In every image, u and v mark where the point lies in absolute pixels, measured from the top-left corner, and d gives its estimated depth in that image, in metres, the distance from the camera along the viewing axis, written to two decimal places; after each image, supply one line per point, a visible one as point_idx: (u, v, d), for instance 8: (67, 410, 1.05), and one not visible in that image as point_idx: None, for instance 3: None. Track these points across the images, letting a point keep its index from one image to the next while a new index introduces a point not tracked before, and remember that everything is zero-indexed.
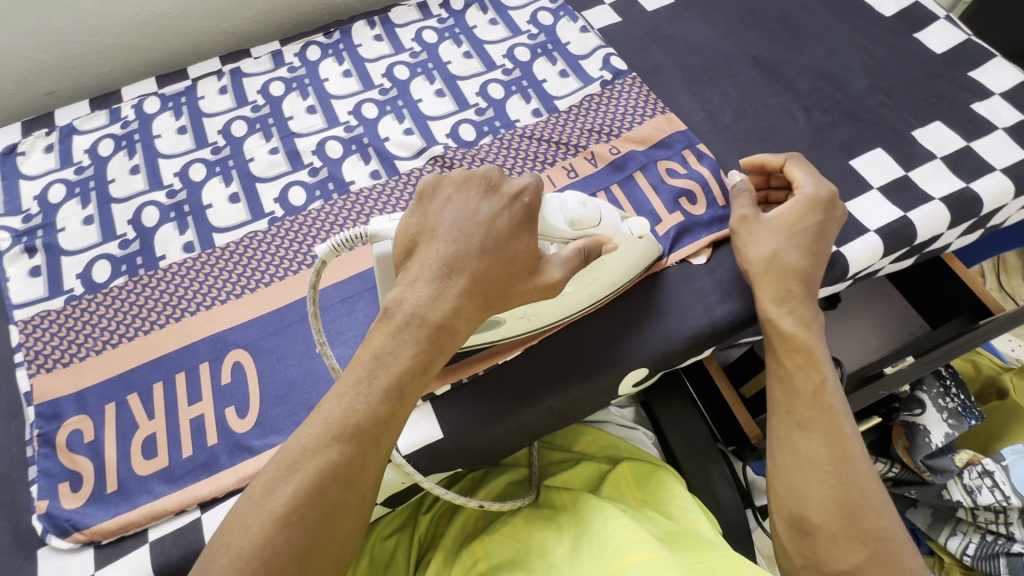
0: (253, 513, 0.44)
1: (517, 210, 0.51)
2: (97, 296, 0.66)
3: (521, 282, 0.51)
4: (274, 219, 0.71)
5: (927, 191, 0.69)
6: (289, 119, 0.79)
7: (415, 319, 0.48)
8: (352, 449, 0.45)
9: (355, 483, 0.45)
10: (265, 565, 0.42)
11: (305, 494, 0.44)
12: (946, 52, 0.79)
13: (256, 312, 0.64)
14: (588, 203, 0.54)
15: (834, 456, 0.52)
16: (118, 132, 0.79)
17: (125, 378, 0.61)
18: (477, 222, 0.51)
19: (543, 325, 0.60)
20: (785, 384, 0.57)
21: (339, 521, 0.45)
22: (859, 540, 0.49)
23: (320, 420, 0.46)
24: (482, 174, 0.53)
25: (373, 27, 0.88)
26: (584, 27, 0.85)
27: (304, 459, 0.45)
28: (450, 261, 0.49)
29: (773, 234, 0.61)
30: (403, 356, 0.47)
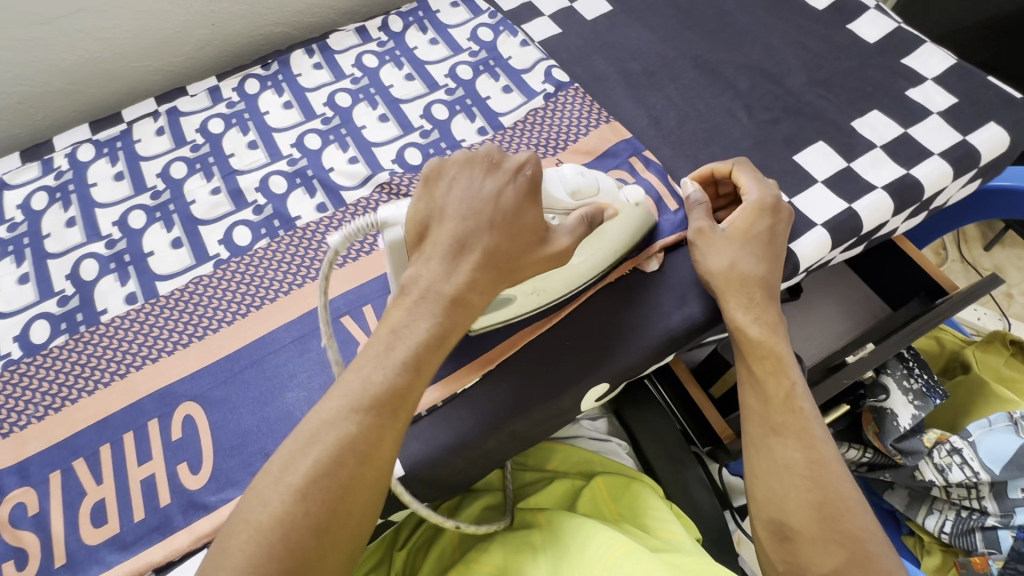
0: (273, 488, 0.44)
1: (520, 184, 0.52)
2: (37, 358, 0.63)
3: (532, 253, 0.52)
4: (220, 262, 0.69)
5: (869, 180, 0.70)
6: (230, 156, 0.77)
7: (431, 295, 0.49)
8: (369, 421, 0.45)
9: (375, 457, 0.45)
10: (284, 539, 0.42)
11: (325, 466, 0.44)
12: (878, 41, 0.80)
13: (205, 361, 0.62)
14: (585, 173, 0.57)
15: (810, 461, 0.53)
16: (52, 184, 0.76)
17: (70, 444, 0.58)
18: (483, 200, 0.51)
19: (554, 300, 0.62)
20: (757, 390, 0.58)
21: (356, 495, 0.45)
22: (837, 543, 0.50)
23: (338, 394, 0.46)
24: (484, 153, 0.53)
25: (312, 56, 0.86)
26: (524, 40, 0.85)
27: (321, 433, 0.45)
28: (460, 240, 0.50)
29: (729, 243, 0.61)
30: (419, 327, 0.48)
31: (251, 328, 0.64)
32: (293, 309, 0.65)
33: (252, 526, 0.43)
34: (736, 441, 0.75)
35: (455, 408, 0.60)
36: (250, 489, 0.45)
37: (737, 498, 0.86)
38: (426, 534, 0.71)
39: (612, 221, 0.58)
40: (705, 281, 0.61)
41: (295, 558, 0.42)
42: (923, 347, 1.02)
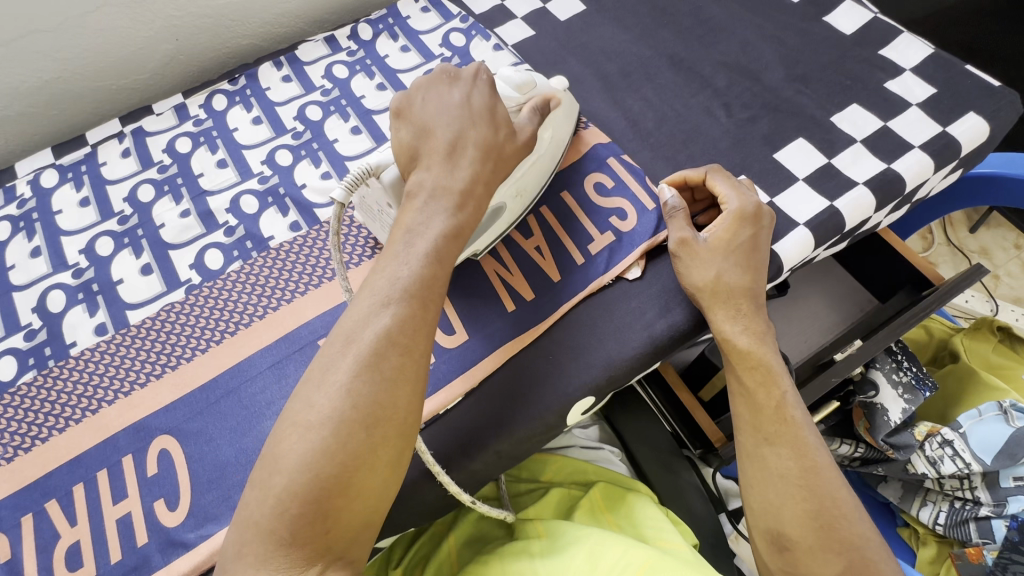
0: (318, 391, 0.44)
1: (483, 85, 0.57)
2: (5, 397, 0.61)
3: (512, 145, 0.56)
4: (192, 287, 0.67)
5: (851, 176, 0.69)
6: (199, 176, 0.75)
7: (440, 192, 0.52)
8: (403, 310, 0.46)
9: (412, 345, 0.45)
10: (334, 433, 0.42)
11: (366, 360, 0.44)
12: (855, 32, 0.79)
13: (180, 393, 0.60)
14: (520, 71, 0.60)
15: (804, 470, 0.52)
16: (15, 213, 0.74)
17: (41, 485, 0.56)
18: (455, 107, 0.55)
19: (532, 201, 0.68)
20: (749, 401, 0.57)
21: (399, 387, 0.44)
22: (835, 552, 0.49)
23: (368, 295, 0.47)
24: (440, 72, 0.58)
25: (280, 68, 0.84)
26: (497, 44, 0.83)
27: (358, 331, 0.45)
28: (452, 143, 0.53)
29: (714, 256, 0.60)
30: (435, 222, 0.50)
31: (228, 354, 0.62)
32: (268, 333, 0.63)
33: (304, 426, 0.43)
34: (728, 445, 0.74)
35: (438, 430, 0.58)
36: (286, 417, 0.44)
37: (732, 500, 0.85)
38: (421, 553, 0.70)
39: (557, 110, 0.64)
40: (692, 295, 0.60)
41: (346, 454, 0.42)
42: (912, 337, 1.01)
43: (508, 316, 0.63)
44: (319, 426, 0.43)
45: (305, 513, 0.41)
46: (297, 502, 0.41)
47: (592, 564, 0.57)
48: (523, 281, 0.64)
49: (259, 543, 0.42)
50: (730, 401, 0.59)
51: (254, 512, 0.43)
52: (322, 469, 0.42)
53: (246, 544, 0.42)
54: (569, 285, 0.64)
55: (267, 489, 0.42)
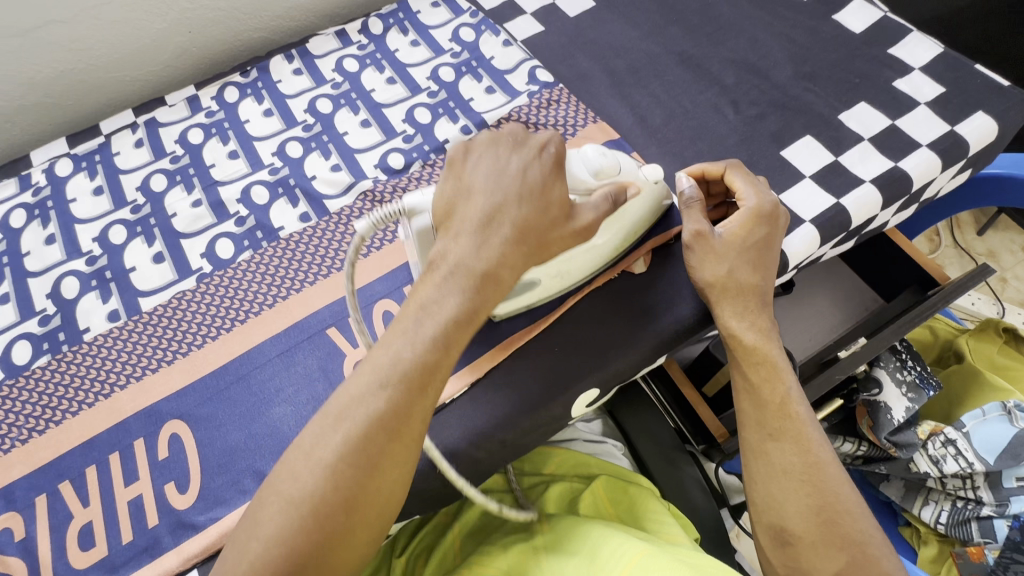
0: (304, 461, 0.44)
1: (546, 159, 0.53)
2: (19, 380, 0.63)
3: (558, 227, 0.52)
4: (203, 275, 0.68)
5: (858, 174, 0.69)
6: (211, 167, 0.76)
7: (461, 271, 0.49)
8: (400, 398, 0.45)
9: (404, 430, 0.45)
10: (313, 511, 0.43)
11: (354, 443, 0.44)
12: (865, 31, 0.79)
13: (190, 378, 0.61)
14: (608, 153, 0.56)
15: (807, 466, 0.53)
16: (30, 201, 0.75)
17: (55, 466, 0.58)
18: (510, 174, 0.52)
19: (574, 283, 0.63)
20: (752, 397, 0.57)
21: (386, 474, 0.45)
22: (837, 547, 0.50)
23: (368, 372, 0.46)
24: (508, 133, 0.55)
25: (292, 61, 0.85)
26: (507, 40, 0.83)
27: (351, 410, 0.45)
28: (489, 214, 0.50)
29: (727, 253, 0.59)
30: (448, 303, 0.48)
31: (237, 342, 0.63)
32: (277, 322, 0.64)
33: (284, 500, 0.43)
34: (730, 440, 0.75)
35: (443, 418, 0.59)
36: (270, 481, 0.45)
37: (733, 497, 0.85)
38: (424, 541, 0.70)
39: (634, 199, 0.58)
40: (702, 289, 0.61)
41: (322, 533, 0.43)
42: (917, 337, 1.01)
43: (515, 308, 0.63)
44: (298, 505, 0.43)
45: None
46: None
47: (594, 556, 0.57)
48: None
49: None
50: (734, 396, 0.59)
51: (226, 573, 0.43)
52: (297, 545, 0.42)
53: None
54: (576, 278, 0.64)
55: (243, 553, 0.42)
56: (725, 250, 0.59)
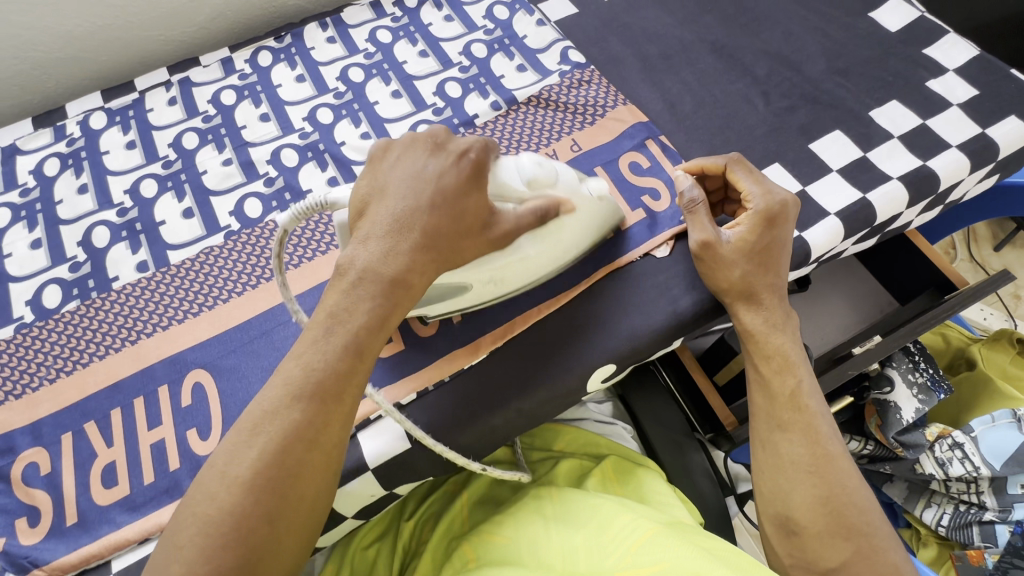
0: (219, 482, 0.44)
1: (462, 165, 0.50)
2: (49, 322, 0.64)
3: (473, 234, 0.49)
4: (230, 233, 0.69)
5: (886, 170, 0.69)
6: (242, 128, 0.77)
7: (368, 277, 0.47)
8: (313, 408, 0.45)
9: (320, 440, 0.45)
10: (235, 526, 0.42)
11: (271, 456, 0.44)
12: (900, 30, 0.80)
13: (215, 330, 0.63)
14: (545, 164, 0.53)
15: (816, 457, 0.54)
16: (64, 150, 0.76)
17: (81, 406, 0.59)
18: (425, 180, 0.50)
19: (512, 289, 0.61)
20: (763, 388, 0.58)
21: (306, 480, 0.45)
22: (843, 537, 0.51)
23: (279, 384, 0.46)
24: (427, 136, 0.52)
25: (326, 29, 0.85)
26: (540, 20, 0.84)
27: (265, 423, 0.44)
28: (400, 218, 0.48)
29: (737, 258, 0.59)
30: (360, 309, 0.47)
31: (262, 299, 0.64)
32: (303, 281, 0.65)
33: (197, 532, 0.42)
34: (739, 428, 0.75)
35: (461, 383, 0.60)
36: (184, 509, 0.44)
37: (742, 486, 0.85)
38: (432, 508, 0.71)
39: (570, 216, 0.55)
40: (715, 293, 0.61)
41: (249, 546, 0.42)
42: (929, 343, 1.01)
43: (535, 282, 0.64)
44: (216, 531, 0.42)
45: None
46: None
47: (604, 531, 0.58)
48: None
49: None
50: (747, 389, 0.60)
51: None
52: (222, 565, 0.41)
53: None
54: (597, 257, 0.65)
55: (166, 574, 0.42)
56: (721, 262, 0.59)
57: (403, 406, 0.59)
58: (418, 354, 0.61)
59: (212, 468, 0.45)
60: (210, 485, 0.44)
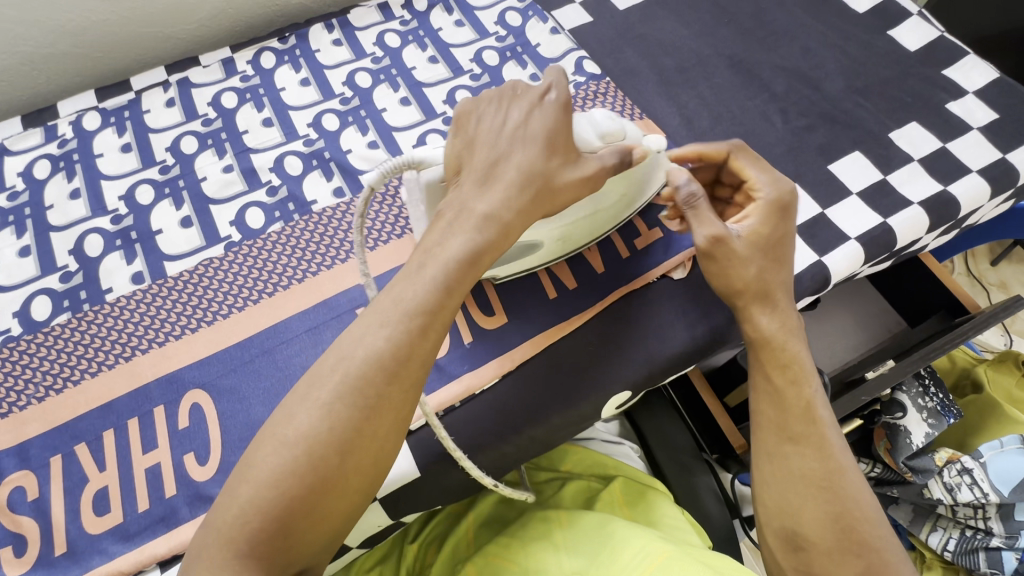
0: (301, 403, 0.41)
1: (549, 107, 0.49)
2: (38, 336, 0.61)
3: (563, 173, 0.48)
4: (231, 244, 0.66)
5: (906, 195, 0.67)
6: (244, 133, 0.74)
7: (464, 215, 0.46)
8: (401, 338, 0.42)
9: (402, 375, 0.42)
10: (308, 453, 0.40)
11: (351, 383, 0.41)
12: (920, 49, 0.78)
13: (214, 348, 0.60)
14: (616, 119, 0.52)
15: (828, 471, 0.51)
16: (55, 152, 0.72)
17: (71, 427, 0.56)
18: (513, 124, 0.49)
19: (573, 248, 0.62)
20: (775, 398, 0.54)
21: (382, 417, 0.41)
22: (852, 555, 0.49)
23: (371, 312, 0.43)
24: (510, 86, 0.51)
25: (331, 31, 0.82)
26: (555, 28, 0.82)
27: (352, 349, 0.42)
28: (493, 163, 0.48)
29: (751, 255, 0.54)
30: (453, 245, 0.45)
31: (265, 315, 0.62)
32: (308, 297, 0.63)
33: (272, 449, 0.41)
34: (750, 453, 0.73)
35: (471, 410, 0.57)
36: (264, 432, 0.42)
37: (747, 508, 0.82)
38: (436, 531, 0.69)
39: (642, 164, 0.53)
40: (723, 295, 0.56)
41: (318, 476, 0.40)
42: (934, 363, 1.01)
43: (549, 304, 0.62)
44: (293, 449, 0.40)
45: (268, 529, 0.39)
46: (266, 518, 0.39)
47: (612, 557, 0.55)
48: (567, 269, 0.63)
49: (212, 548, 0.39)
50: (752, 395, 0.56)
51: (215, 518, 0.40)
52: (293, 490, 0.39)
53: (203, 550, 0.40)
54: (613, 278, 0.63)
55: (233, 497, 0.40)
56: (738, 261, 0.54)
57: (410, 433, 0.55)
58: (427, 376, 0.58)
59: (301, 386, 0.42)
60: (275, 420, 0.42)
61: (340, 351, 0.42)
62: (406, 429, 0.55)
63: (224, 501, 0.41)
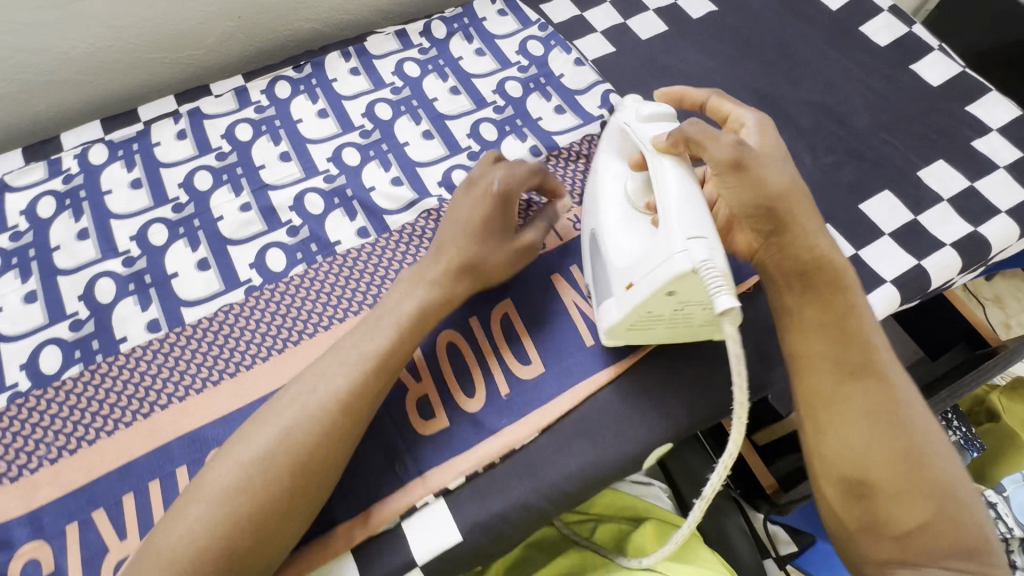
0: (258, 429, 0.50)
1: (471, 196, 0.60)
2: (48, 391, 0.57)
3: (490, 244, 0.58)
4: (252, 288, 0.63)
5: (938, 236, 0.67)
6: (261, 168, 0.71)
7: (419, 280, 0.57)
8: (355, 378, 0.51)
9: (351, 408, 0.51)
10: (258, 474, 0.47)
11: (306, 416, 0.50)
12: (943, 84, 0.79)
13: (239, 402, 0.57)
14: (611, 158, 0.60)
15: (890, 405, 0.49)
16: (60, 189, 0.69)
17: (88, 492, 0.53)
18: (459, 219, 0.59)
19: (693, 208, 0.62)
20: (826, 334, 0.51)
21: (327, 442, 0.49)
22: (923, 493, 0.47)
23: (336, 359, 0.53)
24: (466, 183, 0.62)
25: (348, 59, 0.80)
26: (578, 58, 0.80)
27: (312, 388, 0.51)
28: (440, 242, 0.59)
29: (776, 160, 0.53)
30: (406, 303, 0.55)
31: (289, 366, 0.59)
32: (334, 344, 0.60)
33: (252, 466, 0.48)
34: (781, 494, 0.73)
35: (513, 467, 0.55)
36: (223, 449, 0.50)
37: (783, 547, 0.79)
38: None
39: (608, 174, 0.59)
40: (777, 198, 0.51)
41: (264, 494, 0.47)
42: None
43: (585, 352, 0.60)
44: (274, 470, 0.47)
45: (214, 543, 0.45)
46: (245, 526, 0.46)
47: None
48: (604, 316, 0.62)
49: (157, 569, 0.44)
50: (798, 331, 0.52)
51: (162, 539, 0.46)
52: (237, 508, 0.46)
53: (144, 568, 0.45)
54: None
55: (181, 516, 0.47)
56: (757, 171, 0.51)
57: (451, 491, 0.54)
58: (464, 431, 0.57)
59: (264, 418, 0.51)
60: (234, 450, 0.49)
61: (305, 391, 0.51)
62: (447, 488, 0.54)
63: (176, 521, 0.46)
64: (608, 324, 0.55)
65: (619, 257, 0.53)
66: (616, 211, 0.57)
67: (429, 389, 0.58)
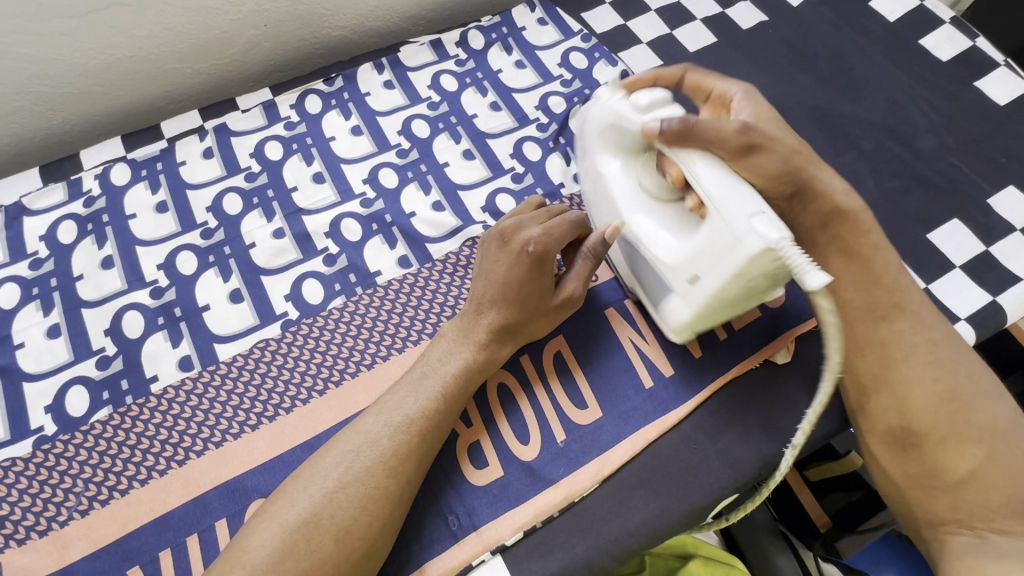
0: (303, 490, 0.47)
1: (505, 254, 0.55)
2: (75, 436, 0.54)
3: (537, 304, 0.54)
4: (288, 322, 0.60)
5: (1012, 270, 0.64)
6: (293, 190, 0.67)
7: (461, 341, 0.54)
8: (402, 439, 0.48)
9: (400, 470, 0.48)
10: (304, 539, 0.44)
11: (353, 476, 0.47)
12: (1010, 103, 0.74)
13: (279, 449, 0.54)
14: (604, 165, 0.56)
15: (929, 346, 0.49)
16: (81, 212, 0.65)
17: (123, 547, 0.50)
18: (495, 278, 0.55)
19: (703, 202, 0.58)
20: (857, 281, 0.51)
21: (374, 507, 0.46)
22: (971, 439, 0.47)
23: (378, 416, 0.50)
24: (495, 233, 0.56)
25: (381, 72, 0.75)
26: (625, 72, 0.76)
27: (358, 448, 0.48)
28: (477, 303, 0.55)
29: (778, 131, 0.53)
30: (450, 367, 0.53)
31: (331, 410, 0.55)
32: (378, 386, 0.56)
33: (296, 530, 0.44)
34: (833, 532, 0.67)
35: (571, 520, 0.52)
36: (261, 513, 0.46)
37: None
38: None
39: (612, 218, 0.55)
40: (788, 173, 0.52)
41: (310, 562, 0.43)
42: None
43: (644, 394, 0.57)
44: (321, 534, 0.44)
45: None
46: None
47: None
48: (662, 354, 0.59)
49: None
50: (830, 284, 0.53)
51: None
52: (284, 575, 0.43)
53: None
54: (714, 364, 0.58)
55: None
56: (771, 154, 0.51)
57: (507, 548, 0.51)
58: (519, 481, 0.53)
59: (307, 476, 0.48)
60: (276, 511, 0.46)
61: (351, 449, 0.48)
62: (503, 545, 0.51)
63: None
64: (679, 322, 0.52)
65: (667, 252, 0.50)
66: (633, 204, 0.54)
67: (480, 434, 0.55)
